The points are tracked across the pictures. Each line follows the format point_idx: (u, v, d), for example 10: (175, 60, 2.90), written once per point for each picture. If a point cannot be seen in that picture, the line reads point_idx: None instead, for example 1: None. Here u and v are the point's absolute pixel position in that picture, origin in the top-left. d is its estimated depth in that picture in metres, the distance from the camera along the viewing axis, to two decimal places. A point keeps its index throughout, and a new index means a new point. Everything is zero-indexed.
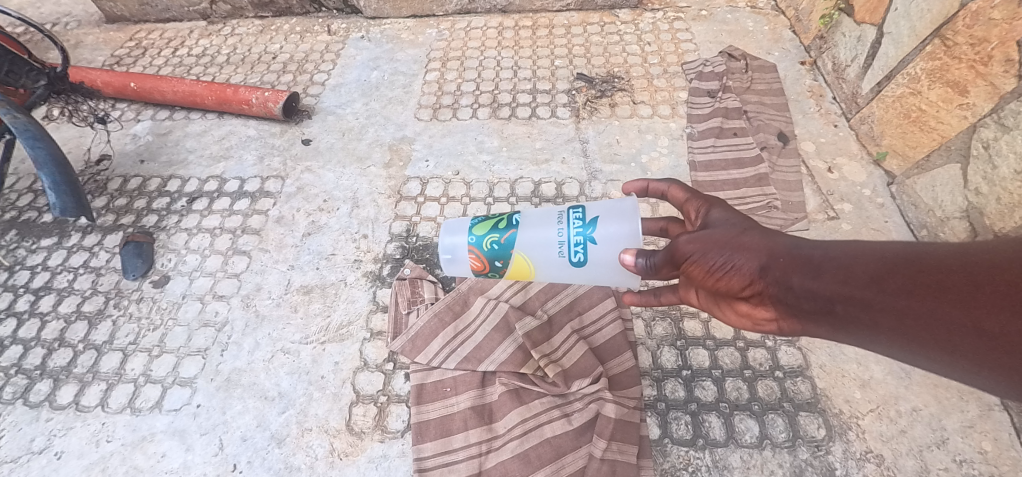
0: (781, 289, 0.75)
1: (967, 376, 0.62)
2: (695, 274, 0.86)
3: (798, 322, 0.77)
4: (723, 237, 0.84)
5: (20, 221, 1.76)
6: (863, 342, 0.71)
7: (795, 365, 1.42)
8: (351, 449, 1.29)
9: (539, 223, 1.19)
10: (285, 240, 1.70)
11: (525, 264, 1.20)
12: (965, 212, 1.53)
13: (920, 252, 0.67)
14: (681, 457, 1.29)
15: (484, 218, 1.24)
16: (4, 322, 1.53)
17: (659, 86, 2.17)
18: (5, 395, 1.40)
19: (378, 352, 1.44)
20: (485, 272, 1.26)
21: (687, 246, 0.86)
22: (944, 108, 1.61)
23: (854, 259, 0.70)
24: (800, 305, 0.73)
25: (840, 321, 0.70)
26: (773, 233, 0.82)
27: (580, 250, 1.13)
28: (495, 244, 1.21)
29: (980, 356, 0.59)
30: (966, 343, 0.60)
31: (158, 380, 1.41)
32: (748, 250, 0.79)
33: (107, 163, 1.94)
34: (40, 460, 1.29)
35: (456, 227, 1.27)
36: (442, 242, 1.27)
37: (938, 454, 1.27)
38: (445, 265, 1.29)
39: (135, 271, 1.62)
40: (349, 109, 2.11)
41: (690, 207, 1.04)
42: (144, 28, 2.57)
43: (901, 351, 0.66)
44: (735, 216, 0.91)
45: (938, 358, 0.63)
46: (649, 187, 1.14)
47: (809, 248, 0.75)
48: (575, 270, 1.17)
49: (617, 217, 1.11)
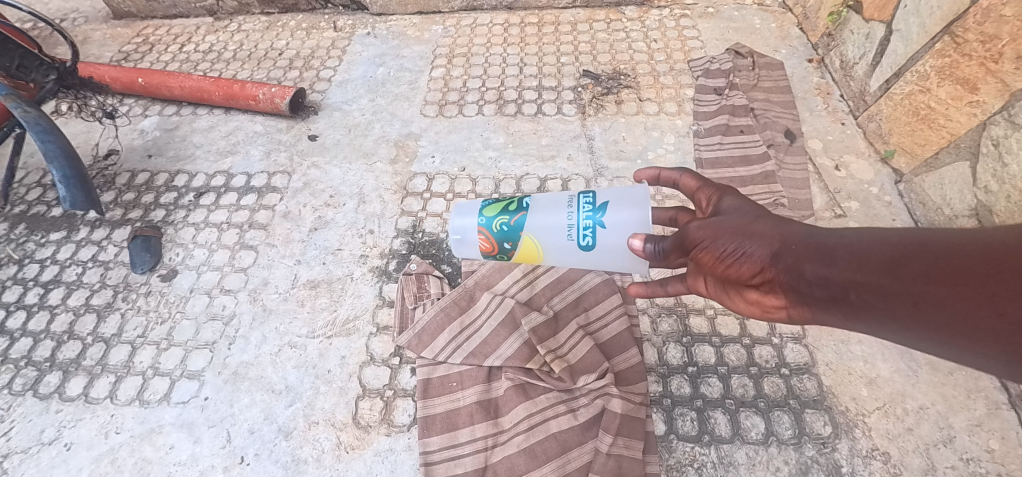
0: (793, 276, 0.75)
1: (984, 362, 0.62)
2: (705, 261, 0.86)
3: (809, 310, 0.77)
4: (734, 225, 0.85)
5: (29, 214, 1.78)
6: (876, 330, 0.70)
7: (802, 362, 1.42)
8: (357, 443, 1.30)
9: (549, 207, 1.19)
10: (292, 235, 1.70)
11: (533, 247, 1.21)
12: (974, 210, 1.52)
13: (937, 237, 0.66)
14: (686, 453, 1.29)
15: (496, 200, 1.25)
16: (14, 315, 1.54)
17: (665, 84, 2.17)
18: (16, 387, 1.41)
19: (385, 347, 1.45)
20: (493, 254, 1.27)
21: (697, 233, 0.87)
22: (953, 106, 1.60)
23: (869, 246, 0.69)
24: (812, 293, 0.73)
25: (852, 309, 0.70)
26: (786, 221, 0.82)
27: (589, 234, 1.13)
28: (505, 226, 1.22)
29: (998, 342, 0.58)
30: (984, 330, 0.59)
31: (166, 372, 1.42)
32: (760, 238, 0.80)
33: (115, 158, 1.96)
34: (51, 451, 1.30)
35: (467, 209, 1.28)
36: (451, 223, 1.28)
37: (946, 452, 1.26)
38: (454, 246, 1.30)
39: (144, 264, 1.63)
40: (355, 105, 2.12)
41: (701, 196, 1.05)
42: (151, 25, 2.58)
43: (915, 337, 0.66)
44: (747, 204, 0.91)
45: (955, 345, 0.62)
46: (661, 176, 1.14)
47: (823, 235, 0.75)
48: (583, 254, 1.17)
49: (628, 204, 1.11)
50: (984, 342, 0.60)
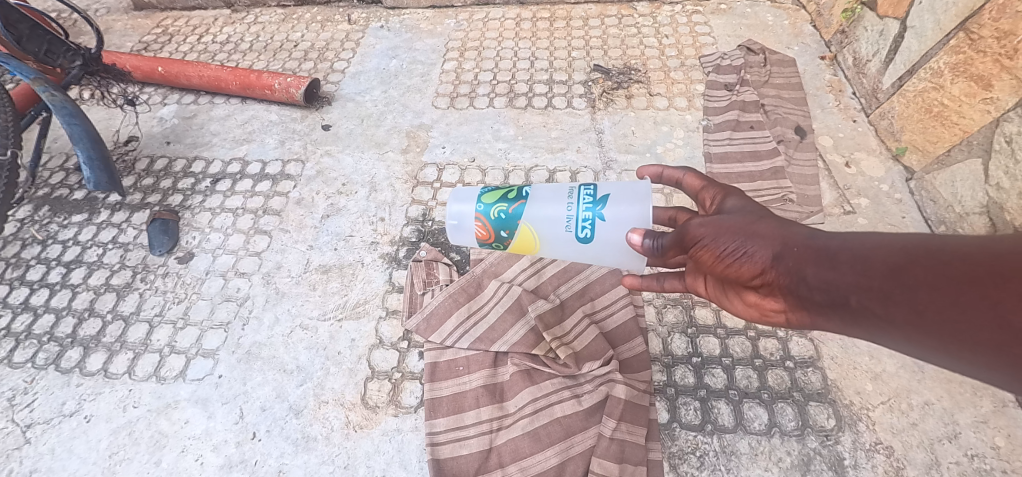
0: (792, 279, 0.74)
1: (992, 377, 0.56)
2: (704, 259, 0.87)
3: (808, 314, 0.75)
4: (736, 224, 0.84)
5: (52, 197, 1.83)
6: (876, 337, 0.67)
7: (807, 355, 1.42)
8: (365, 422, 1.33)
9: (549, 198, 1.20)
10: (305, 221, 1.74)
11: (531, 236, 1.21)
12: (985, 207, 1.51)
13: (941, 243, 0.61)
14: (689, 441, 1.30)
15: (494, 187, 1.25)
16: (37, 292, 1.59)
17: (676, 79, 2.18)
18: (38, 361, 1.46)
19: (393, 331, 1.48)
20: (490, 242, 1.27)
21: (698, 230, 0.87)
22: (967, 102, 1.59)
23: (873, 250, 0.66)
24: (811, 297, 0.71)
25: (852, 316, 0.67)
26: (790, 223, 0.81)
27: (587, 226, 1.15)
28: (503, 214, 1.22)
29: (1001, 354, 0.53)
30: (989, 341, 0.54)
31: (182, 351, 1.46)
32: (762, 238, 0.79)
33: (135, 144, 2.01)
34: (71, 422, 1.35)
35: (465, 195, 1.27)
36: (449, 208, 1.28)
37: (950, 448, 1.26)
38: (450, 232, 1.29)
39: (161, 246, 1.67)
40: (368, 96, 2.15)
41: (706, 195, 1.05)
42: (170, 16, 2.64)
43: (918, 348, 0.61)
44: (750, 205, 0.91)
45: (957, 356, 0.58)
46: (663, 174, 1.15)
47: (826, 238, 0.73)
48: (581, 247, 1.18)
49: (629, 199, 1.13)
50: (986, 354, 0.55)
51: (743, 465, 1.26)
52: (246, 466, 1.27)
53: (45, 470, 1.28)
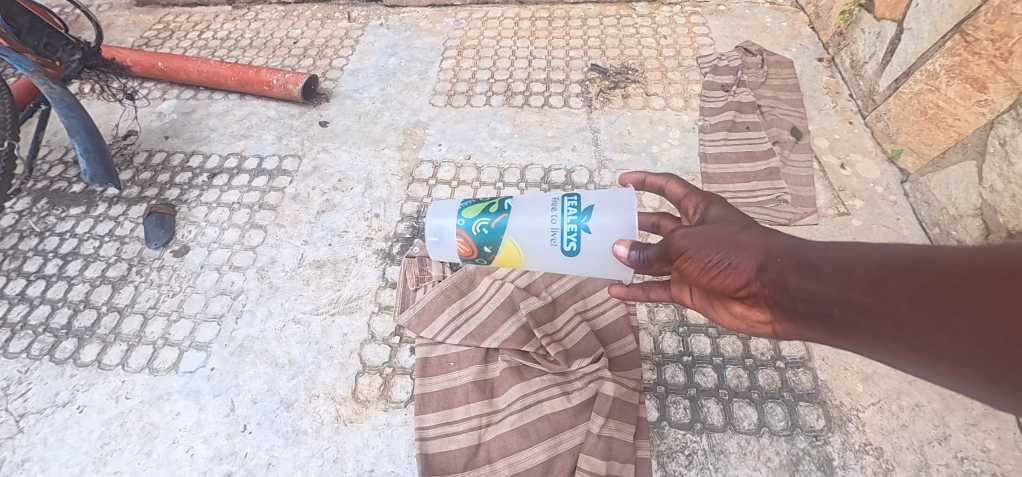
0: (776, 290, 0.74)
1: (973, 390, 0.56)
2: (690, 270, 0.86)
3: (794, 324, 0.76)
4: (719, 234, 0.83)
5: (51, 190, 1.85)
6: (859, 348, 0.67)
7: (798, 356, 1.43)
8: (356, 416, 1.33)
9: (532, 209, 1.19)
10: (301, 216, 1.75)
11: (515, 250, 1.21)
12: (978, 210, 1.51)
13: (921, 255, 0.61)
14: (678, 440, 1.30)
15: (475, 201, 1.25)
16: (34, 284, 1.61)
17: (673, 79, 2.18)
18: (33, 351, 1.47)
19: (386, 326, 1.49)
20: (473, 257, 1.27)
21: (681, 242, 0.86)
22: (962, 105, 1.59)
23: (855, 261, 0.66)
24: (795, 307, 0.72)
25: (836, 326, 0.67)
26: (772, 231, 0.81)
27: (573, 239, 1.15)
28: (485, 229, 1.22)
29: (982, 368, 0.53)
30: (972, 354, 0.53)
31: (176, 343, 1.47)
32: (745, 248, 0.79)
33: (133, 138, 2.02)
34: (63, 413, 1.36)
35: (445, 209, 1.26)
36: (428, 224, 1.27)
37: (939, 450, 1.26)
38: (431, 248, 1.29)
39: (158, 240, 1.68)
40: (366, 94, 2.16)
41: (690, 203, 1.06)
42: (171, 12, 2.65)
43: (902, 359, 0.61)
44: (733, 213, 0.91)
45: (939, 368, 0.58)
46: (646, 181, 1.16)
47: (809, 248, 0.73)
48: (567, 259, 1.19)
49: (613, 209, 1.13)
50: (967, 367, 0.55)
51: (732, 464, 1.27)
52: (236, 458, 1.28)
53: (37, 459, 1.29)
